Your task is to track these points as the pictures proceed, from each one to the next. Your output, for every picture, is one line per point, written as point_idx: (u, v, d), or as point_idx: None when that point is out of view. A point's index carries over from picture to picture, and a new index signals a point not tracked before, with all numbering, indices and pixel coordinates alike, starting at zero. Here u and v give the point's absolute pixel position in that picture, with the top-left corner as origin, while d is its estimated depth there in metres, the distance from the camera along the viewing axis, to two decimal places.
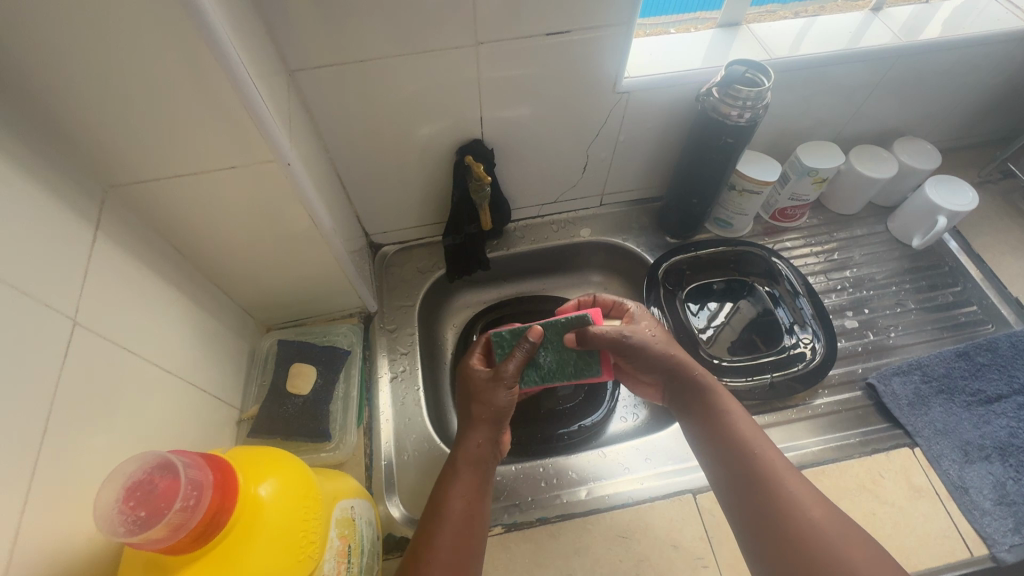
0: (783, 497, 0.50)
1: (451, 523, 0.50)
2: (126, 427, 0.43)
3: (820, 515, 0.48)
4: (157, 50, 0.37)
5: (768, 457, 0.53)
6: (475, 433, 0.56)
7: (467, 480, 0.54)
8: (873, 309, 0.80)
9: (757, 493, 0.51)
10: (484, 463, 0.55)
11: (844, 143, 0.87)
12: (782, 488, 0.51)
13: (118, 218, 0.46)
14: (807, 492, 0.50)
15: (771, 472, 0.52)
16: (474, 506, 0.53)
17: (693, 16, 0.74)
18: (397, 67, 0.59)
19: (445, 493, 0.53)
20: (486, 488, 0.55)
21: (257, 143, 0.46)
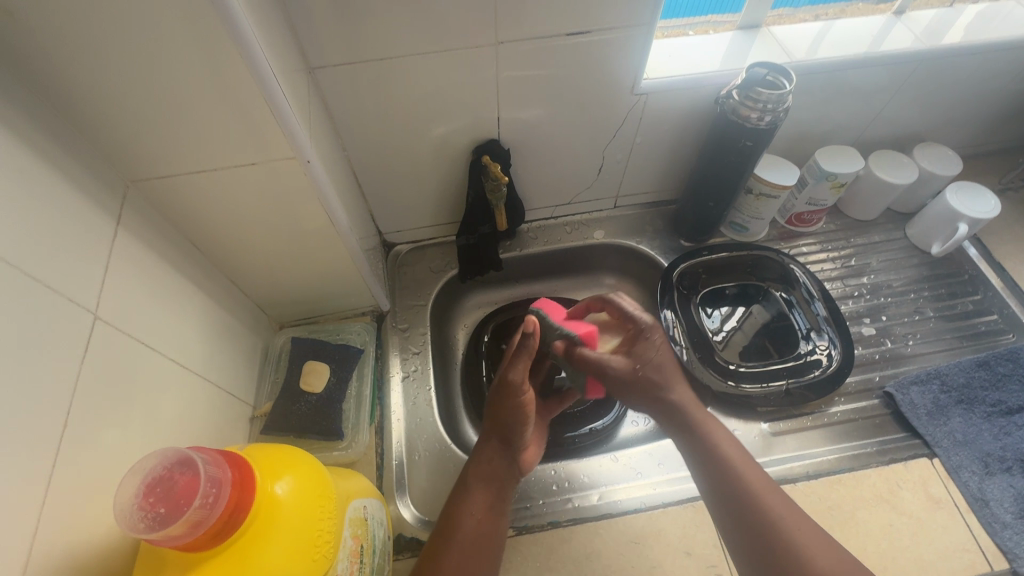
0: (786, 542, 0.49)
1: (465, 542, 0.53)
2: (143, 422, 0.43)
3: (825, 556, 0.48)
4: (182, 46, 0.37)
5: (768, 496, 0.52)
6: (495, 449, 0.59)
7: (484, 496, 0.56)
8: (891, 316, 0.79)
9: (759, 534, 0.50)
10: (502, 478, 0.58)
11: (863, 148, 0.86)
12: (783, 529, 0.50)
13: (139, 214, 0.46)
14: (808, 531, 0.50)
15: (771, 513, 0.51)
16: (488, 527, 0.55)
17: (705, 19, 0.73)
18: (416, 66, 0.59)
19: (459, 512, 0.55)
20: (503, 503, 0.58)
21: (278, 140, 0.46)
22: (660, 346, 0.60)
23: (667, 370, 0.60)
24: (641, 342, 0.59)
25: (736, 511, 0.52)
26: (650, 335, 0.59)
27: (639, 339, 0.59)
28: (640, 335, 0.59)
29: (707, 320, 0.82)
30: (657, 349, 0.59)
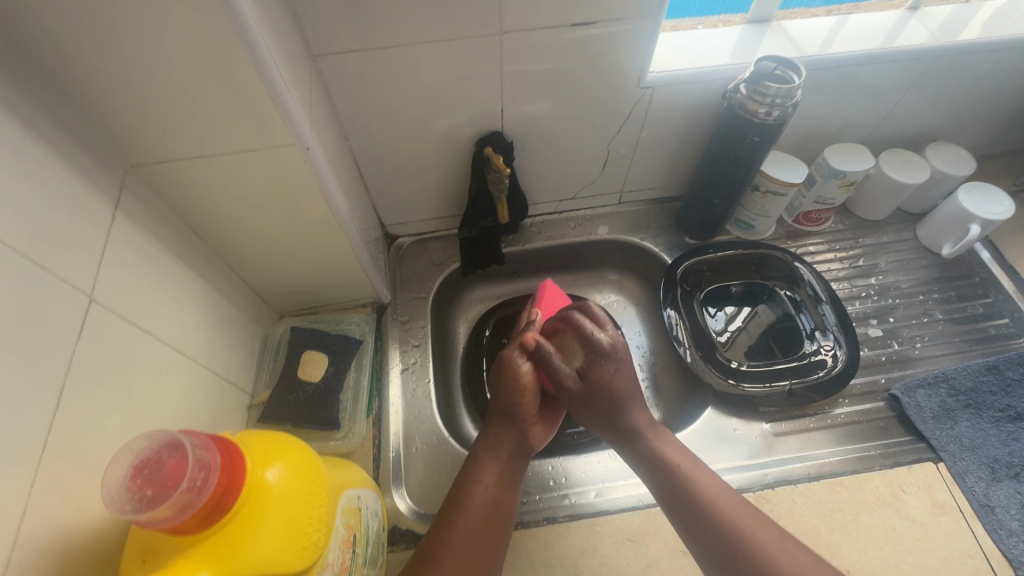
0: (751, 546, 0.48)
1: (477, 510, 0.53)
2: (139, 406, 0.43)
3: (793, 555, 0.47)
4: (182, 30, 0.37)
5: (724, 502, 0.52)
6: (504, 424, 0.60)
7: (495, 468, 0.57)
8: (899, 318, 0.77)
9: (722, 542, 0.50)
10: (511, 452, 0.59)
11: (874, 146, 0.84)
12: (744, 533, 0.49)
13: (139, 199, 0.46)
14: (769, 533, 0.49)
15: (729, 520, 0.50)
16: (500, 497, 0.55)
17: (718, 17, 0.72)
18: (419, 55, 0.59)
19: (471, 483, 0.55)
20: (513, 476, 0.58)
21: (278, 126, 0.45)
22: (616, 362, 0.62)
23: (625, 387, 0.61)
24: (599, 360, 0.61)
25: (695, 521, 0.52)
26: (609, 352, 0.61)
27: (596, 357, 0.61)
28: (598, 352, 0.61)
29: (710, 319, 0.81)
30: (613, 367, 0.61)
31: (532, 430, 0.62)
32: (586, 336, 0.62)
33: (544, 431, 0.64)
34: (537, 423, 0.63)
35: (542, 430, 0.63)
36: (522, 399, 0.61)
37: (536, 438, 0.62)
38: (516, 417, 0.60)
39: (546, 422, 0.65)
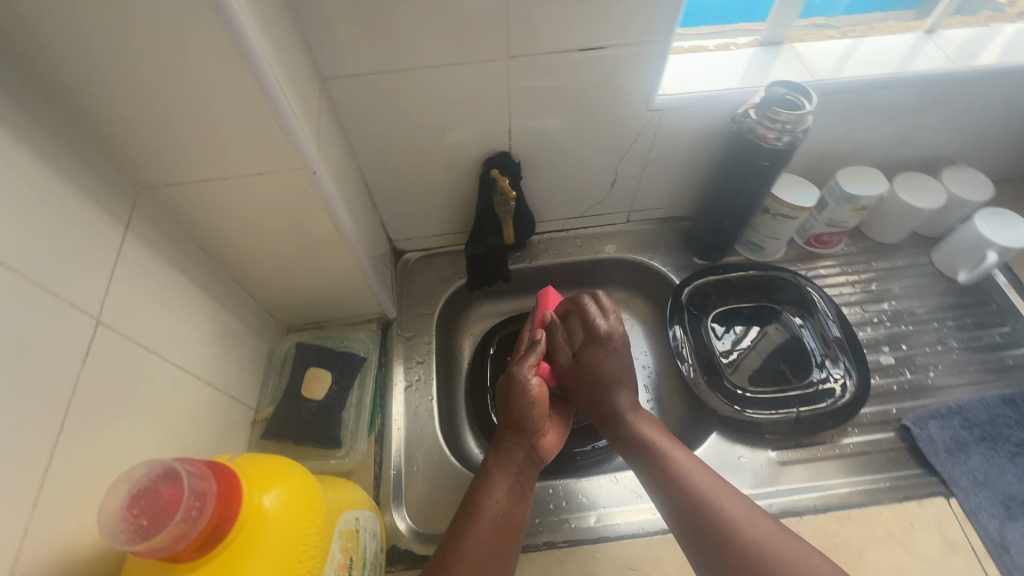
0: (725, 519, 0.51)
1: (489, 522, 0.54)
2: (143, 425, 0.44)
3: (764, 528, 0.51)
4: (192, 60, 0.38)
5: (700, 476, 0.55)
6: (514, 438, 0.62)
7: (507, 482, 0.58)
8: (911, 346, 0.76)
9: (696, 514, 0.53)
10: (522, 466, 0.60)
11: (888, 169, 0.83)
12: (717, 505, 0.52)
13: (149, 219, 0.47)
14: (740, 506, 0.52)
15: (703, 494, 0.53)
16: (512, 512, 0.56)
17: (733, 28, 0.73)
18: (428, 78, 0.59)
19: (482, 497, 0.56)
20: (525, 489, 0.59)
21: (285, 152, 0.46)
22: (609, 347, 0.65)
23: (613, 375, 0.64)
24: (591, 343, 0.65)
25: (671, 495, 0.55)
26: (603, 338, 0.64)
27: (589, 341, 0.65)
28: (592, 334, 0.65)
29: (717, 341, 0.80)
30: (602, 352, 0.64)
31: (543, 440, 0.63)
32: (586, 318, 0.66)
33: (556, 439, 0.64)
34: (549, 432, 0.64)
35: (554, 438, 0.64)
36: (534, 413, 0.61)
37: (548, 447, 0.63)
38: (526, 431, 0.61)
39: (557, 430, 0.65)
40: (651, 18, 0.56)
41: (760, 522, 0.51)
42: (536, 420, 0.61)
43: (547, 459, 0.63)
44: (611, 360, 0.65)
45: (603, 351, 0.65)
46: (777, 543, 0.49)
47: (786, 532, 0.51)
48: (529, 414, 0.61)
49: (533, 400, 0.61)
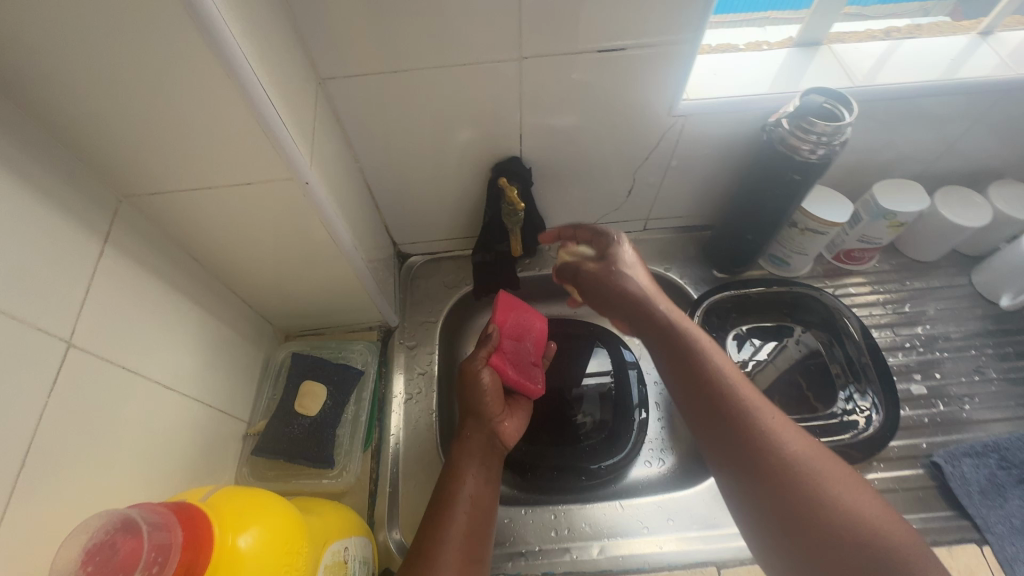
0: (758, 424, 0.48)
1: (467, 507, 0.55)
2: (119, 449, 0.42)
3: (805, 445, 0.47)
4: (165, 64, 0.35)
5: (741, 385, 0.51)
6: (474, 427, 0.63)
7: (477, 468, 0.59)
8: (945, 375, 0.71)
9: (735, 419, 0.49)
10: (485, 452, 0.61)
11: (929, 182, 0.77)
12: (760, 416, 0.49)
13: (132, 229, 0.45)
14: (782, 418, 0.49)
15: (744, 403, 0.50)
16: (488, 497, 0.57)
17: (761, 16, 0.66)
18: (432, 79, 0.56)
19: (456, 486, 0.57)
20: (494, 473, 0.60)
21: (274, 162, 0.43)
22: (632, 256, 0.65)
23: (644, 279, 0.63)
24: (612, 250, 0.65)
25: (708, 399, 0.51)
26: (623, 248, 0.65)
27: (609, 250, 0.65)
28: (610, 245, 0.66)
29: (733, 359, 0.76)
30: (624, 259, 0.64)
31: (502, 428, 0.65)
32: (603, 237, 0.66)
33: (516, 427, 0.67)
34: (507, 419, 0.66)
35: (514, 425, 0.67)
36: (487, 403, 0.64)
37: (507, 436, 0.65)
38: (484, 418, 0.63)
39: (517, 419, 0.68)
40: (675, 19, 0.52)
41: (802, 439, 0.48)
42: (490, 408, 0.64)
43: (507, 446, 0.65)
44: (637, 267, 0.64)
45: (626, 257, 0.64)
46: (818, 461, 0.46)
47: (826, 453, 0.47)
48: (483, 403, 0.64)
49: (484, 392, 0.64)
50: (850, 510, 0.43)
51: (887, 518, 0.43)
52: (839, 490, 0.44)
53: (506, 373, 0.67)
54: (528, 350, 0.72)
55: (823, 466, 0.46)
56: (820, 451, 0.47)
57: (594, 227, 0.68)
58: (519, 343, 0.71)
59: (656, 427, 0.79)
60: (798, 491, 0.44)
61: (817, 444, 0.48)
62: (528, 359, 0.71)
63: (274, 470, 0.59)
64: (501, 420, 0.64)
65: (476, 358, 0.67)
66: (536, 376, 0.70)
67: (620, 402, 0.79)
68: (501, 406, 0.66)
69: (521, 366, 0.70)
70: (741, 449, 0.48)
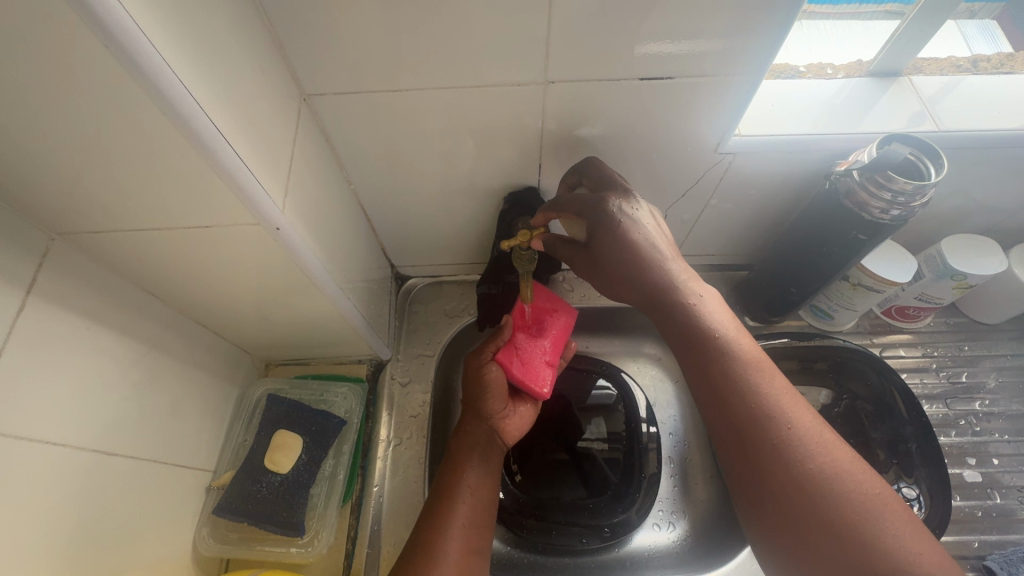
0: (792, 454, 0.38)
1: (467, 500, 0.50)
2: (44, 537, 0.36)
3: (839, 460, 0.38)
4: (83, 96, 0.27)
5: (768, 384, 0.41)
6: (474, 420, 0.57)
7: (478, 461, 0.54)
8: (1002, 461, 0.63)
9: (755, 431, 0.40)
10: (484, 446, 0.55)
11: (1004, 236, 0.67)
12: (787, 429, 0.39)
13: (68, 273, 0.38)
14: (812, 424, 0.40)
15: (770, 409, 0.40)
16: (490, 489, 0.52)
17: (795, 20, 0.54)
18: (438, 101, 0.48)
19: (455, 477, 0.52)
20: (496, 467, 0.55)
21: (237, 206, 0.36)
22: (642, 230, 0.47)
23: (655, 256, 0.46)
24: (606, 234, 0.47)
25: (723, 405, 0.42)
26: (630, 228, 0.46)
27: (602, 230, 0.47)
28: (599, 223, 0.47)
29: None
30: (628, 240, 0.46)
31: (505, 425, 0.58)
32: (591, 212, 0.47)
33: (520, 427, 0.59)
34: (510, 416, 0.59)
35: (517, 425, 0.59)
36: (487, 398, 0.57)
37: (511, 433, 0.58)
38: (484, 412, 0.57)
39: (523, 419, 0.60)
40: (725, 49, 0.44)
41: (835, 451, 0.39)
42: (490, 403, 0.57)
43: (508, 446, 0.58)
44: (645, 243, 0.47)
45: (627, 235, 0.46)
46: (861, 488, 0.37)
47: (862, 465, 0.39)
48: (483, 397, 0.57)
49: (487, 387, 0.58)
50: (888, 543, 0.35)
51: (928, 547, 0.35)
52: (895, 536, 0.35)
53: (509, 368, 0.58)
54: (543, 348, 0.60)
55: (869, 495, 0.37)
56: (857, 466, 0.38)
57: (583, 196, 0.49)
58: (534, 340, 0.60)
59: (668, 486, 0.71)
60: (847, 544, 0.35)
61: (853, 454, 0.39)
62: (541, 358, 0.59)
63: (237, 533, 0.54)
64: (502, 415, 0.58)
65: (483, 354, 0.60)
66: (545, 378, 0.58)
67: (631, 454, 0.71)
68: (505, 402, 0.59)
69: (530, 365, 0.59)
70: (756, 468, 0.39)
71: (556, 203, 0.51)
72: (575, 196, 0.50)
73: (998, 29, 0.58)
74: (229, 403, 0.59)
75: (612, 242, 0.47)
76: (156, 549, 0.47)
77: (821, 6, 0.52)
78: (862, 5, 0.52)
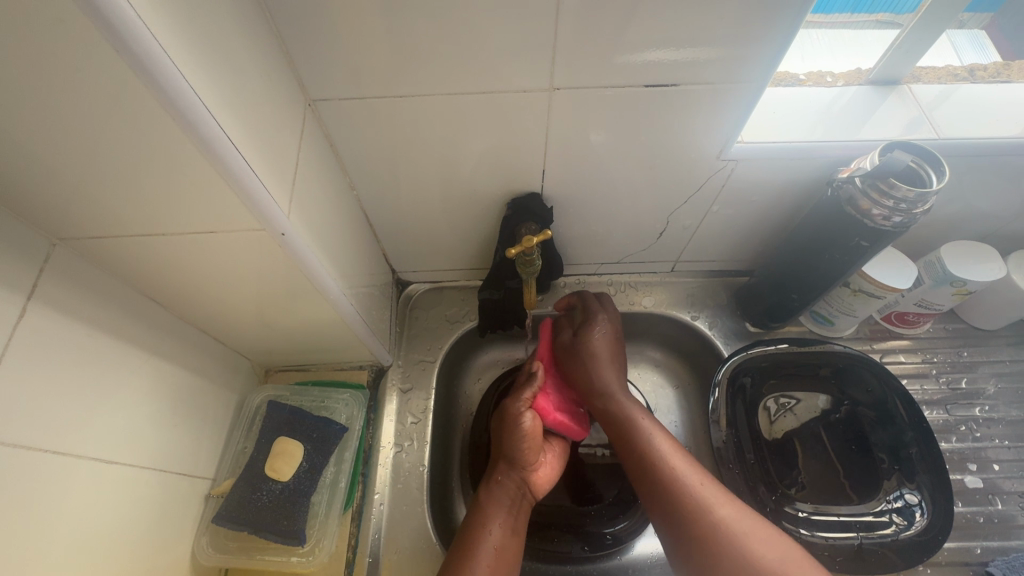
0: (693, 505, 0.49)
1: (490, 558, 0.50)
2: (42, 548, 0.35)
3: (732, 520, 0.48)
4: (90, 99, 0.27)
5: (677, 463, 0.52)
6: (506, 471, 0.57)
7: (505, 515, 0.54)
8: (1003, 467, 0.63)
9: (667, 492, 0.50)
10: (514, 500, 0.56)
11: (1001, 243, 0.67)
12: (686, 488, 0.50)
13: (70, 280, 0.37)
14: (715, 493, 0.50)
15: (678, 478, 0.51)
16: (513, 549, 0.52)
17: None
18: (442, 107, 0.48)
19: (479, 533, 0.51)
20: (520, 524, 0.55)
21: (243, 212, 0.36)
22: (613, 323, 0.64)
23: (604, 354, 0.61)
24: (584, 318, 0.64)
25: (645, 474, 0.53)
26: (594, 334, 0.62)
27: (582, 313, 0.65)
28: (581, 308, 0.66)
29: (767, 420, 0.68)
30: (592, 323, 0.63)
31: (537, 475, 0.58)
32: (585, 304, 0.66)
33: (550, 474, 0.59)
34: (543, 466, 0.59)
35: (548, 473, 0.59)
36: (524, 449, 0.56)
37: (541, 484, 0.58)
38: (519, 464, 0.56)
39: (551, 467, 0.60)
40: (729, 57, 0.44)
41: (732, 517, 0.48)
42: (528, 455, 0.56)
43: (540, 496, 0.59)
44: (608, 332, 0.63)
45: (597, 323, 0.63)
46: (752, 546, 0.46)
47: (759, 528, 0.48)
48: (519, 448, 0.55)
49: (523, 438, 0.55)
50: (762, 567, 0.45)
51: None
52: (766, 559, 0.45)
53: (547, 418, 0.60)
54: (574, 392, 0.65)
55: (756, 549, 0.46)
56: (745, 520, 0.48)
57: (583, 297, 0.67)
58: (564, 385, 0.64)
59: None
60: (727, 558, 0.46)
61: (756, 524, 0.48)
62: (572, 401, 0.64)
63: (237, 542, 0.53)
64: (535, 466, 0.57)
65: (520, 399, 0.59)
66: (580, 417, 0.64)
67: None
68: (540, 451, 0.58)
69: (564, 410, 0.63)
70: (673, 517, 0.49)
71: (579, 297, 0.67)
72: (580, 296, 0.67)
73: (986, 38, 0.59)
74: (229, 410, 0.58)
75: (585, 323, 0.64)
76: (154, 559, 0.46)
77: (815, 14, 0.54)
78: (852, 14, 0.54)
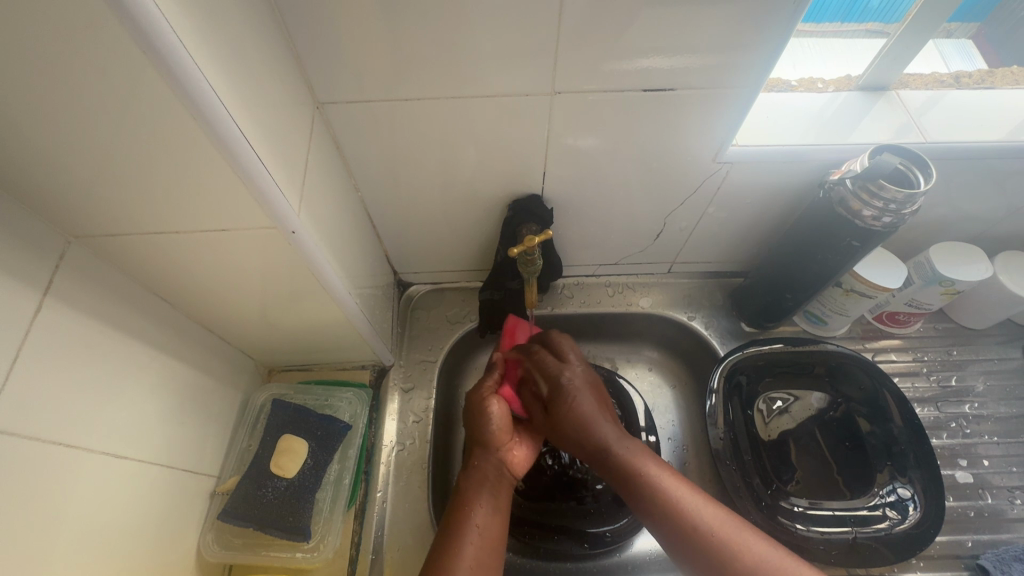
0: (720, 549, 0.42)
1: (474, 541, 0.46)
2: (54, 539, 0.36)
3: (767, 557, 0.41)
4: (114, 99, 0.28)
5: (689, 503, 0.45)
6: (481, 453, 0.54)
7: (488, 498, 0.50)
8: (991, 463, 0.65)
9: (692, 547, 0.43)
10: (495, 480, 0.52)
11: (990, 244, 0.69)
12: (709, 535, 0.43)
13: (84, 275, 0.38)
14: (737, 529, 0.43)
15: (696, 525, 0.44)
16: (501, 528, 0.49)
17: None
18: (446, 111, 0.49)
19: (463, 516, 0.48)
20: (505, 503, 0.51)
21: (255, 210, 0.37)
22: (579, 369, 0.56)
23: (591, 409, 0.52)
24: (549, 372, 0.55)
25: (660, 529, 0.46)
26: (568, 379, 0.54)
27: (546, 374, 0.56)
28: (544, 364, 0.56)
29: (764, 417, 0.69)
30: (563, 383, 0.54)
31: (512, 457, 0.55)
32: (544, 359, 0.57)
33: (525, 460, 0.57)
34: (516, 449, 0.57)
35: (522, 455, 0.57)
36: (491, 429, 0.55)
37: (517, 465, 0.56)
38: (490, 444, 0.54)
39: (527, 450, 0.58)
40: (725, 63, 0.45)
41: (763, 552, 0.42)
42: (499, 436, 0.55)
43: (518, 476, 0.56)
44: (578, 379, 0.55)
45: (565, 373, 0.55)
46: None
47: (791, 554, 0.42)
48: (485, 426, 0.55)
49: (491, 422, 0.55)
50: None
51: None
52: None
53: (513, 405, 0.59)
54: None
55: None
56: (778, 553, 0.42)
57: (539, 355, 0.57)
58: None
59: None
60: None
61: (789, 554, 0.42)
62: None
63: (241, 538, 0.54)
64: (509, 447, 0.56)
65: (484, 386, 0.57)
66: None
67: None
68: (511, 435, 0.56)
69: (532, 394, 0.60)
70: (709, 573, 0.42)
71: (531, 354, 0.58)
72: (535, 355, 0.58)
73: (972, 48, 0.61)
74: (234, 409, 0.59)
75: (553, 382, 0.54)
76: (160, 553, 0.47)
77: (807, 24, 0.56)
78: (842, 24, 0.56)
